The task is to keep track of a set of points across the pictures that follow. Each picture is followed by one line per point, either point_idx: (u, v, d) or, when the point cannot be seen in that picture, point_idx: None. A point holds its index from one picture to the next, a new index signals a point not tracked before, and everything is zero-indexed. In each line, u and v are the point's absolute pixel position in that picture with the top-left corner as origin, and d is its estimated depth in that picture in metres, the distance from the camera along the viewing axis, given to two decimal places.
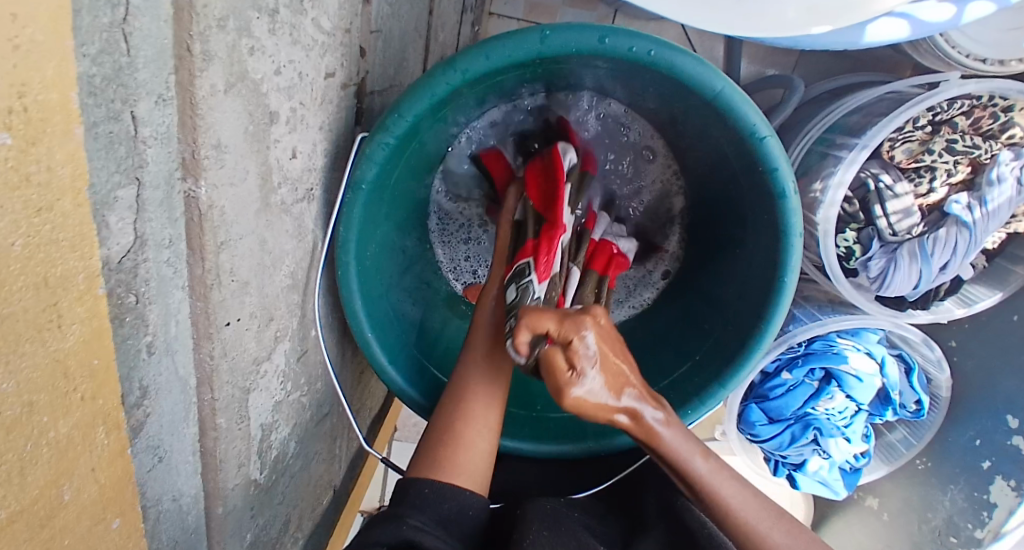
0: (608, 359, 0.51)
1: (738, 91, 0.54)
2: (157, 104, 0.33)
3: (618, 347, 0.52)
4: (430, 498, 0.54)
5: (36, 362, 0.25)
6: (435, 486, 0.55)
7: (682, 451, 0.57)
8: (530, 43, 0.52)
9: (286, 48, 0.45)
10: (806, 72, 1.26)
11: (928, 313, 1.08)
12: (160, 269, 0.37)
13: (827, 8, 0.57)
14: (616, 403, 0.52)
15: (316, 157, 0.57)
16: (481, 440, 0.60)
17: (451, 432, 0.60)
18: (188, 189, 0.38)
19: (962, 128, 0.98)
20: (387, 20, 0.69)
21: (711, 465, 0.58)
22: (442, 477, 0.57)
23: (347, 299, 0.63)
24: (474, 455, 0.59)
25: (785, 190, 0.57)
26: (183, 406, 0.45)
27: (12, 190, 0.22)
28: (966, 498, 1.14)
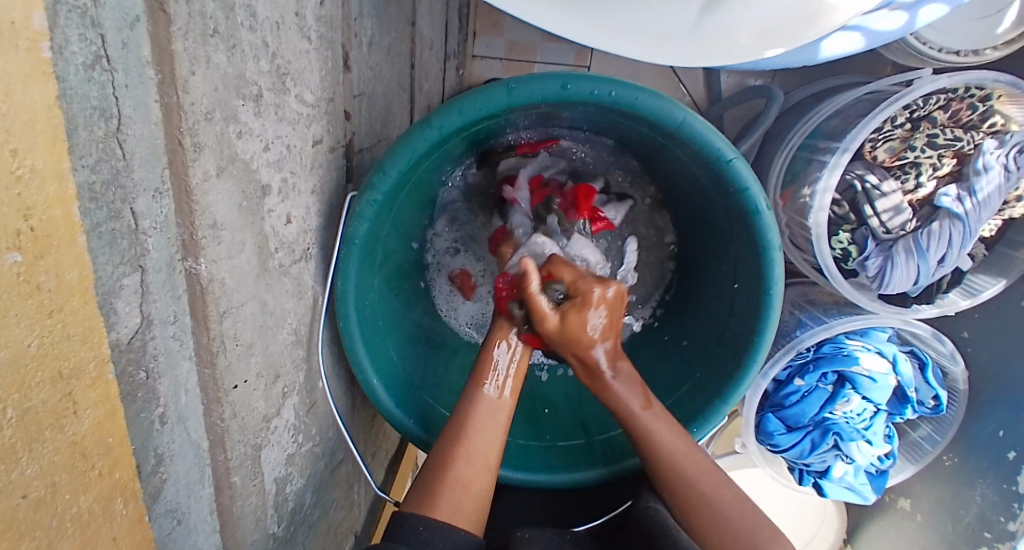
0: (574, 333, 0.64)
1: (700, 120, 0.56)
2: (154, 197, 0.37)
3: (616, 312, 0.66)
4: (424, 538, 0.55)
5: (56, 446, 0.28)
6: (430, 525, 0.56)
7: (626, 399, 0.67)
8: (497, 96, 0.56)
9: (273, 126, 0.49)
10: (785, 81, 1.29)
11: (935, 307, 1.08)
12: (167, 344, 0.40)
13: (779, 30, 0.60)
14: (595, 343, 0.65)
15: (311, 219, 0.60)
16: (481, 483, 0.61)
17: (449, 466, 0.60)
18: (188, 267, 0.41)
19: (941, 122, 0.99)
20: (369, 82, 0.74)
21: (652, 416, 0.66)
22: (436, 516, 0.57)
23: (351, 348, 0.66)
24: (469, 500, 0.59)
25: (758, 207, 0.59)
26: (197, 469, 0.47)
27: (25, 298, 0.25)
28: (996, 492, 1.12)
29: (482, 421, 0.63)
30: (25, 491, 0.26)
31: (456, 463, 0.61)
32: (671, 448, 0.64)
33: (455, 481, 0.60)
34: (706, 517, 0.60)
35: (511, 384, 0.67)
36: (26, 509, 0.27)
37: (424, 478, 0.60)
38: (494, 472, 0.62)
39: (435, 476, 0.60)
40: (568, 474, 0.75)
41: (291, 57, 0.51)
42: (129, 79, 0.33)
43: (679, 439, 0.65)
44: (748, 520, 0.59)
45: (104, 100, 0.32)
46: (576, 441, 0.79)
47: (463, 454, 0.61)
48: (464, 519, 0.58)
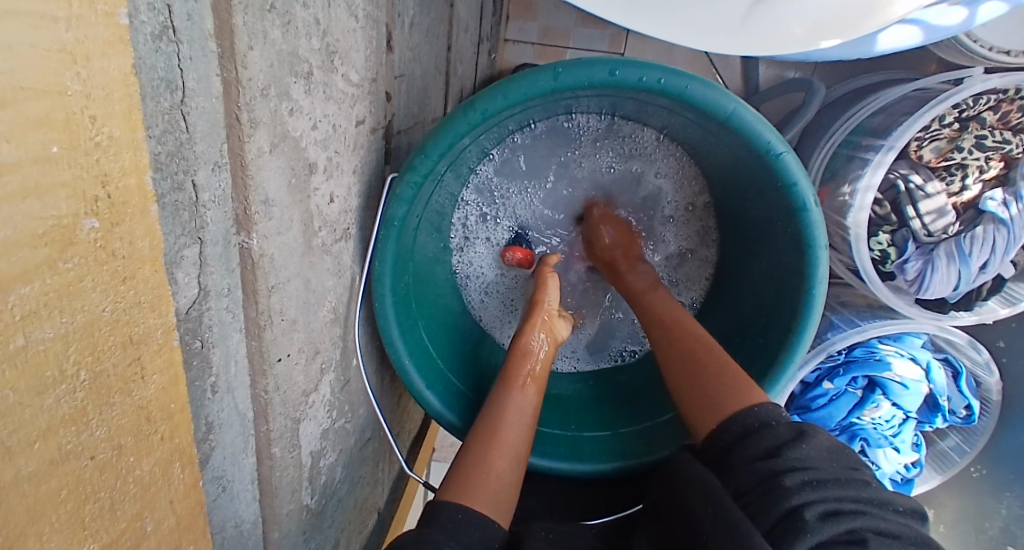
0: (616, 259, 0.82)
1: (749, 110, 0.55)
2: (213, 171, 0.37)
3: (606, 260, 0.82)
4: (463, 523, 0.52)
5: (123, 410, 0.29)
6: (467, 510, 0.53)
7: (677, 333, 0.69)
8: (544, 81, 0.55)
9: (321, 104, 0.49)
10: (825, 76, 1.26)
11: (973, 314, 1.05)
12: (221, 315, 0.41)
13: (832, 23, 0.59)
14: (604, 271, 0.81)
15: (352, 199, 0.61)
16: (509, 475, 0.59)
17: (482, 457, 0.58)
18: (242, 241, 0.42)
19: (990, 124, 0.96)
20: (409, 64, 0.73)
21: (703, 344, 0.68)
22: (474, 502, 0.55)
23: (385, 328, 0.66)
24: (501, 490, 0.57)
25: (805, 203, 0.58)
26: (242, 438, 0.48)
27: (100, 265, 0.25)
28: (1022, 506, 1.12)
29: (513, 418, 0.63)
30: (94, 453, 0.27)
31: (487, 460, 0.58)
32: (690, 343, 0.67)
33: (488, 471, 0.58)
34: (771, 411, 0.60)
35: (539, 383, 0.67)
36: (92, 471, 0.27)
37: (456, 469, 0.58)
38: (521, 464, 0.61)
39: (471, 467, 0.58)
40: (592, 466, 0.75)
41: (340, 36, 0.51)
42: (193, 50, 0.33)
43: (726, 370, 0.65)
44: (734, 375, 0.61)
45: (171, 72, 0.32)
46: (601, 433, 0.79)
47: (495, 445, 0.60)
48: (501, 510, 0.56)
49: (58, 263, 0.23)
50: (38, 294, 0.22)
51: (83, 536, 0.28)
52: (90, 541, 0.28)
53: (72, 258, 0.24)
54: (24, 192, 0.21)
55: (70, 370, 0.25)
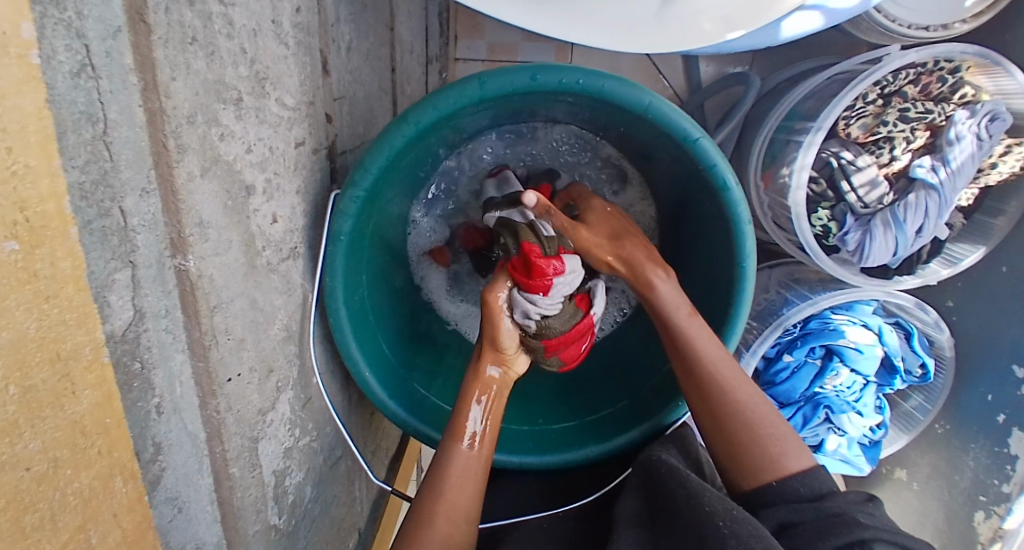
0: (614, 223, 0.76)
1: (665, 102, 0.59)
2: (142, 197, 0.39)
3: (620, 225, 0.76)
4: None
5: (56, 424, 0.30)
6: None
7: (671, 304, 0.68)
8: (470, 90, 0.58)
9: (254, 128, 0.51)
10: (762, 67, 1.32)
11: (916, 277, 1.10)
12: (160, 336, 0.42)
13: (739, 14, 0.62)
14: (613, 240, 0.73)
15: (297, 219, 0.63)
16: (459, 537, 0.62)
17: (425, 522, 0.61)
18: (178, 264, 0.43)
19: (912, 96, 1.02)
20: (350, 86, 0.76)
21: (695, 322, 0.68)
22: None
23: (342, 343, 0.68)
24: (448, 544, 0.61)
25: (726, 183, 0.61)
26: (195, 459, 0.49)
27: (22, 284, 0.27)
28: (988, 456, 1.14)
29: (460, 476, 0.65)
30: (29, 464, 0.29)
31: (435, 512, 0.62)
32: (705, 355, 0.66)
33: (433, 535, 0.60)
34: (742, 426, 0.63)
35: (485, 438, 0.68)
36: (30, 481, 0.29)
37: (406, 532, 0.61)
38: (472, 525, 0.63)
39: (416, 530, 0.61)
40: (558, 455, 0.77)
41: (269, 62, 0.53)
42: (113, 85, 0.35)
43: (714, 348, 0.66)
44: (776, 435, 0.62)
45: (91, 106, 0.34)
46: (567, 424, 0.82)
47: (440, 508, 0.62)
48: None
49: None
50: None
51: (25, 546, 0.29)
52: None
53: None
54: None
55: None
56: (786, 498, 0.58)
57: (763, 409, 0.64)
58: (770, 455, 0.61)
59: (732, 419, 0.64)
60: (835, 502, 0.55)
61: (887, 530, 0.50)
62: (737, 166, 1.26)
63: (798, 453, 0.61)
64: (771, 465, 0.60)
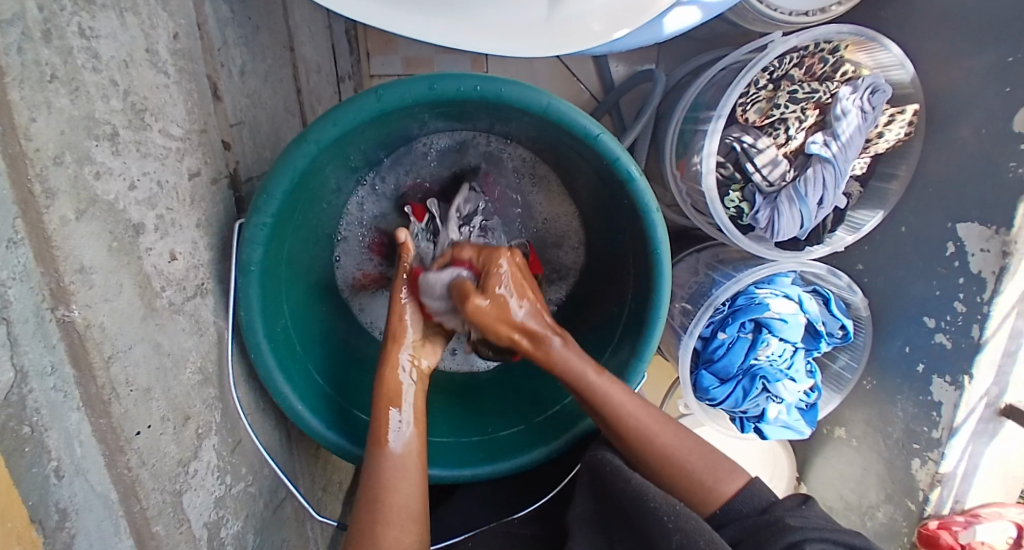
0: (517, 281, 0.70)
1: (563, 102, 0.60)
2: (8, 247, 0.36)
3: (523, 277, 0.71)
4: None
5: None
6: None
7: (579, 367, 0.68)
8: (368, 104, 0.58)
9: (137, 163, 0.49)
10: (667, 61, 1.38)
11: (825, 246, 1.17)
12: (48, 396, 0.39)
13: (621, 13, 0.65)
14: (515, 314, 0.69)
15: (201, 254, 0.60)
16: (407, 537, 0.61)
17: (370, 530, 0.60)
18: (62, 316, 0.40)
19: (798, 78, 1.09)
20: (248, 111, 0.74)
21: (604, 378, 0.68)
22: None
23: (268, 378, 0.66)
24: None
25: (631, 174, 0.63)
26: (109, 522, 0.46)
27: None
28: (914, 405, 1.21)
29: (396, 474, 0.64)
30: None
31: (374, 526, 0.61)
32: (626, 414, 0.67)
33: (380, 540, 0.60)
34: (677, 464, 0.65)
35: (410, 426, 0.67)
36: None
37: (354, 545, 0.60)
38: (418, 522, 0.62)
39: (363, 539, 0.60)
40: (508, 462, 0.77)
41: (147, 93, 0.51)
42: None
43: (628, 399, 0.68)
44: (706, 465, 0.65)
45: None
46: (516, 428, 0.82)
47: (382, 511, 0.61)
48: None
49: None
50: None
51: None
52: None
53: None
54: None
55: None
56: (729, 519, 0.61)
57: (690, 446, 0.66)
58: (703, 486, 0.64)
59: (660, 464, 0.66)
60: (776, 511, 0.59)
61: (817, 528, 0.54)
62: (654, 158, 1.31)
63: (729, 474, 0.65)
64: (709, 494, 0.64)
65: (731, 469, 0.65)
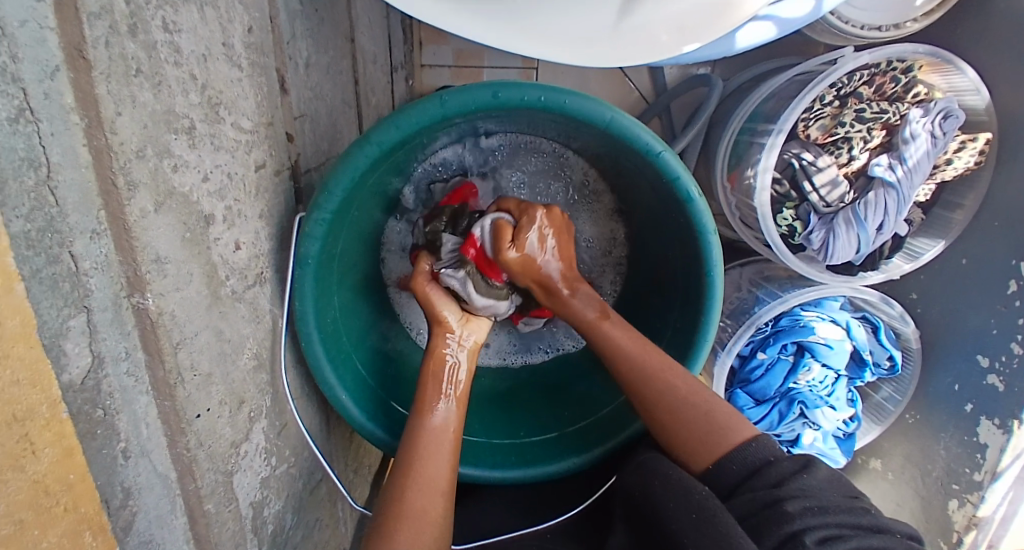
0: (554, 226, 0.73)
1: (627, 117, 0.59)
2: (92, 239, 0.37)
3: (563, 227, 0.74)
4: None
5: (17, 486, 0.29)
6: None
7: (581, 307, 0.73)
8: (432, 109, 0.57)
9: (210, 155, 0.50)
10: (725, 68, 1.34)
11: (880, 272, 1.13)
12: (122, 380, 0.41)
13: (692, 26, 0.63)
14: (541, 253, 0.71)
15: (262, 243, 0.61)
16: (435, 509, 0.61)
17: (397, 502, 0.60)
18: (136, 302, 0.42)
19: (867, 97, 1.04)
20: (311, 103, 0.75)
21: (609, 323, 0.72)
22: None
23: (316, 367, 0.67)
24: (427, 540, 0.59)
25: (690, 194, 0.62)
26: (167, 500, 0.48)
27: None
28: (959, 444, 1.17)
29: (431, 447, 0.64)
30: None
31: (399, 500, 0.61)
32: (626, 349, 0.70)
33: (408, 512, 0.60)
34: (677, 407, 0.65)
35: (453, 401, 0.68)
36: None
37: (380, 523, 0.60)
38: (447, 494, 0.63)
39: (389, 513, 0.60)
40: (540, 468, 0.77)
41: (222, 86, 0.52)
42: (54, 127, 0.34)
43: (634, 339, 0.71)
44: (709, 411, 0.64)
45: (32, 152, 0.33)
46: (548, 434, 0.81)
47: (413, 482, 0.62)
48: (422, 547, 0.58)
49: None
50: None
51: None
52: None
53: None
54: None
55: None
56: (725, 481, 0.59)
57: (690, 388, 0.66)
58: (702, 439, 0.63)
59: (660, 411, 0.66)
60: (773, 476, 0.56)
61: (820, 513, 0.51)
62: (704, 167, 1.28)
63: (738, 422, 0.63)
64: (713, 440, 0.62)
65: (738, 422, 0.63)
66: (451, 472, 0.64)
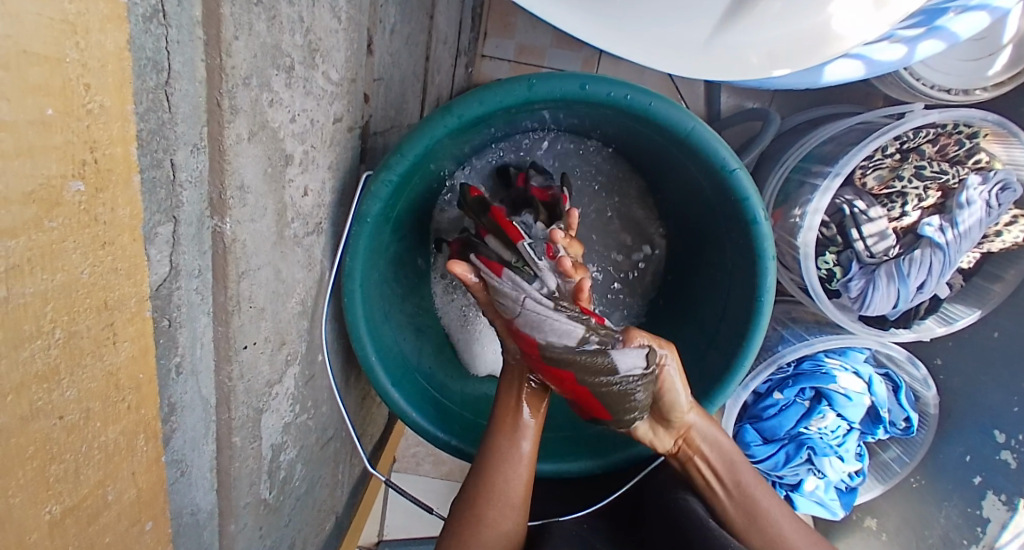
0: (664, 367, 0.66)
1: (708, 129, 0.59)
2: (192, 152, 0.38)
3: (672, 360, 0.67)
4: None
5: (93, 374, 0.29)
6: None
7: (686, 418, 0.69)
8: (519, 91, 0.58)
9: (300, 99, 0.51)
10: (783, 104, 1.33)
11: (911, 332, 1.11)
12: (191, 296, 0.41)
13: (787, 53, 0.62)
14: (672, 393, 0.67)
15: (325, 194, 0.62)
16: (506, 524, 0.65)
17: (473, 512, 0.64)
18: (216, 225, 0.42)
19: (928, 155, 1.03)
20: (388, 68, 0.75)
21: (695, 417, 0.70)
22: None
23: (353, 325, 0.67)
24: (498, 538, 0.64)
25: (756, 217, 0.62)
26: (203, 424, 0.48)
27: (82, 227, 0.26)
28: (960, 515, 1.16)
29: (504, 467, 0.66)
30: (62, 413, 0.27)
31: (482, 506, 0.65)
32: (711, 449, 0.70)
33: (484, 523, 0.64)
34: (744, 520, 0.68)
35: (532, 431, 0.68)
36: (60, 431, 0.27)
37: (457, 521, 0.65)
38: (519, 510, 0.66)
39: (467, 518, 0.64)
40: (554, 466, 0.78)
41: (322, 35, 0.52)
42: (180, 36, 0.34)
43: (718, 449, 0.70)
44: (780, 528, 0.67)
45: (158, 54, 0.33)
46: (564, 433, 0.82)
47: (490, 499, 0.65)
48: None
49: (44, 222, 0.24)
50: (22, 249, 0.22)
51: (46, 497, 0.28)
52: (51, 503, 0.28)
53: (58, 218, 0.24)
54: (17, 152, 0.21)
55: (47, 327, 0.25)
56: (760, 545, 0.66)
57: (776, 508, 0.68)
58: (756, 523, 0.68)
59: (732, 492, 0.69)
60: None
61: None
62: None
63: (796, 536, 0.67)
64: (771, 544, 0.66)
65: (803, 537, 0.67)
66: (529, 478, 0.66)
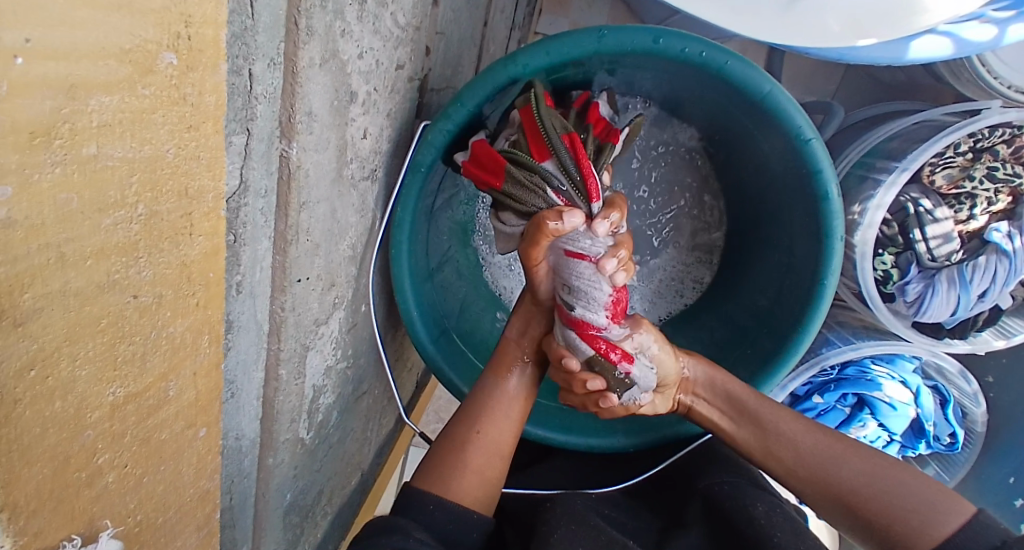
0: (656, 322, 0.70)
1: (784, 93, 0.57)
2: (269, 66, 0.38)
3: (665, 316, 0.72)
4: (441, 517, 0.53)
5: (169, 261, 0.30)
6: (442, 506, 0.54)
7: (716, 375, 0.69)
8: (588, 41, 0.57)
9: (369, 36, 0.50)
10: (845, 99, 1.28)
11: (966, 343, 1.06)
12: (255, 215, 0.42)
13: (870, 21, 0.59)
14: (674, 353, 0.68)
15: (382, 142, 0.62)
16: (491, 469, 0.59)
17: (457, 452, 0.59)
18: (282, 149, 0.42)
19: (1002, 157, 0.96)
20: (450, 25, 0.75)
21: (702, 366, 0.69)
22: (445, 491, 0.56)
23: (398, 277, 0.67)
24: (480, 483, 0.58)
25: (827, 192, 0.60)
26: (255, 349, 0.49)
27: (171, 104, 0.26)
28: None
29: (496, 410, 0.62)
30: (136, 293, 0.28)
31: (469, 440, 0.59)
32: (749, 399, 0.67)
33: (464, 465, 0.58)
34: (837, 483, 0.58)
35: (530, 375, 0.65)
36: (132, 311, 0.29)
37: (433, 459, 0.59)
38: (503, 459, 0.60)
39: (445, 457, 0.59)
40: (587, 439, 0.78)
41: None
42: None
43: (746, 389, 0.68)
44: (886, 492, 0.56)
45: None
46: None
47: (475, 438, 0.60)
48: (475, 500, 0.57)
49: (138, 87, 0.24)
50: (115, 107, 0.23)
51: (111, 377, 0.29)
52: (115, 385, 0.30)
53: (150, 86, 0.25)
54: (119, 5, 0.21)
55: (130, 199, 0.26)
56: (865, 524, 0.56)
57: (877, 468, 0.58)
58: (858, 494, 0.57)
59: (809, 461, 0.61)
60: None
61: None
62: None
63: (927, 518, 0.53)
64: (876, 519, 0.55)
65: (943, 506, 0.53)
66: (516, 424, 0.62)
